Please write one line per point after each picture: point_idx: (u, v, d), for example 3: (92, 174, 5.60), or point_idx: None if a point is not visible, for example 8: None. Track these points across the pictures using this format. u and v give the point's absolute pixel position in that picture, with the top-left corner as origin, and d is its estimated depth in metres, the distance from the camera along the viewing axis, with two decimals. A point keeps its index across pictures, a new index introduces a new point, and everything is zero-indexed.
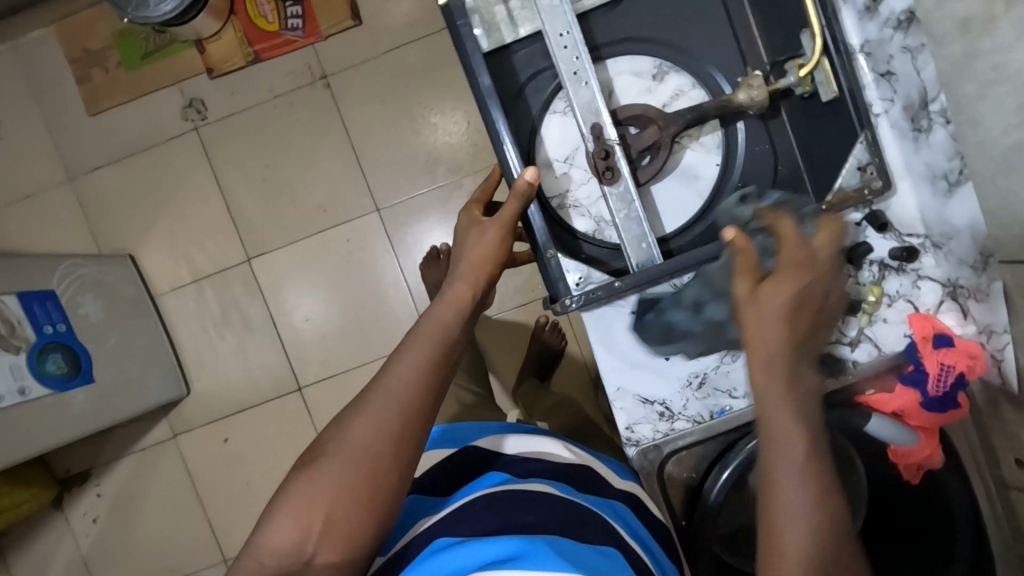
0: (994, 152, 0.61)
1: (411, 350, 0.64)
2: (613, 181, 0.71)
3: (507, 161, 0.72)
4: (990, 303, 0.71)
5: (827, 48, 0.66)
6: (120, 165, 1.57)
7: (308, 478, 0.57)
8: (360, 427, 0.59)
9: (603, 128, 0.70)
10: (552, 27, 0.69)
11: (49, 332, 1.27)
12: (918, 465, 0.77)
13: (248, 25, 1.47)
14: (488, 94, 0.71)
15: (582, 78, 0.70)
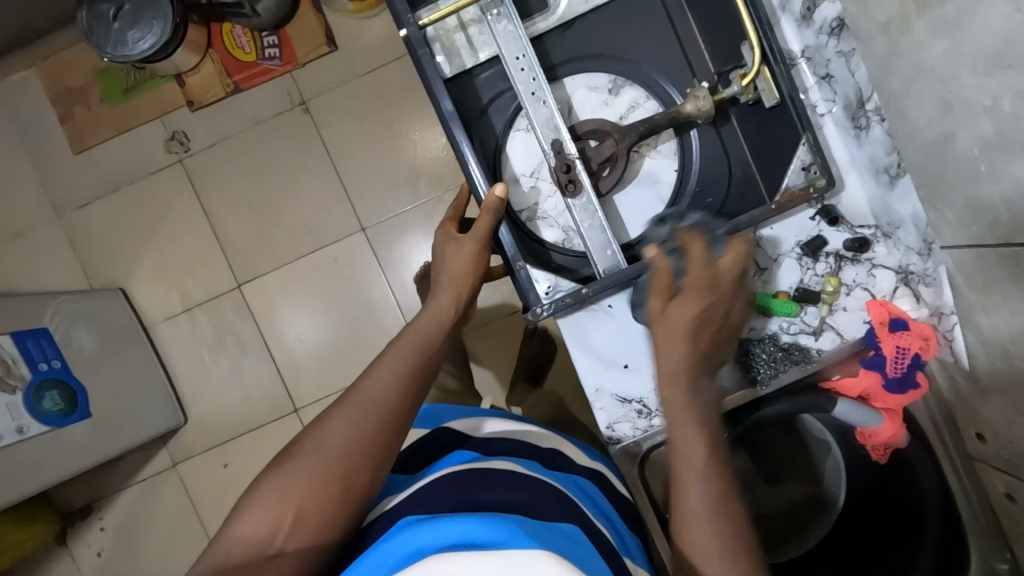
0: (924, 144, 0.65)
1: (396, 358, 0.69)
2: (576, 193, 0.75)
3: (474, 179, 0.76)
4: (938, 286, 0.75)
5: (766, 56, 0.70)
6: (107, 201, 1.60)
7: (283, 473, 0.60)
8: (337, 426, 0.62)
9: (563, 144, 0.74)
10: (509, 51, 0.73)
11: (45, 368, 1.29)
12: (885, 444, 0.81)
13: (225, 55, 1.51)
14: (452, 118, 0.74)
15: (540, 98, 0.74)
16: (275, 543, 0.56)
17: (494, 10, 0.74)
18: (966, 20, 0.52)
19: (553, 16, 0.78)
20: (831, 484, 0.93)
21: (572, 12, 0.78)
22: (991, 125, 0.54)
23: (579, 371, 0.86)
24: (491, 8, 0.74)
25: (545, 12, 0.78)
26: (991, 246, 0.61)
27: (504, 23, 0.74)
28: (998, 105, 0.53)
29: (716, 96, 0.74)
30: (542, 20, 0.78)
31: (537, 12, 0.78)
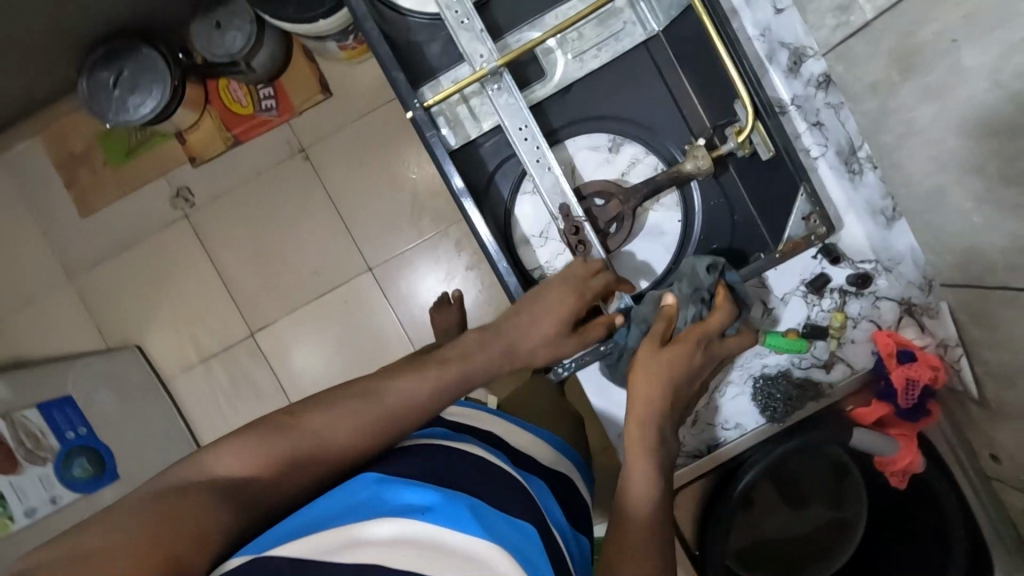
0: (917, 192, 0.68)
1: (413, 378, 0.65)
2: (586, 253, 0.78)
3: (487, 249, 0.79)
4: (941, 319, 0.78)
5: (759, 112, 0.75)
6: (116, 261, 1.63)
7: (240, 435, 0.58)
8: (314, 420, 0.60)
9: (570, 207, 0.77)
10: (511, 123, 0.77)
11: (72, 436, 1.31)
12: (903, 470, 0.83)
13: (223, 109, 1.56)
14: (462, 193, 0.78)
15: (545, 164, 0.77)
16: (234, 492, 0.54)
17: (494, 85, 0.77)
18: (952, 89, 0.55)
19: (551, 83, 0.81)
20: (852, 501, 0.97)
21: (570, 78, 0.81)
22: (982, 182, 0.57)
23: (602, 415, 0.90)
24: (491, 83, 0.77)
25: (542, 80, 0.81)
26: (992, 288, 0.64)
27: (504, 96, 0.77)
28: (988, 166, 0.56)
29: (713, 152, 0.78)
30: (541, 87, 0.81)
31: (535, 80, 0.82)
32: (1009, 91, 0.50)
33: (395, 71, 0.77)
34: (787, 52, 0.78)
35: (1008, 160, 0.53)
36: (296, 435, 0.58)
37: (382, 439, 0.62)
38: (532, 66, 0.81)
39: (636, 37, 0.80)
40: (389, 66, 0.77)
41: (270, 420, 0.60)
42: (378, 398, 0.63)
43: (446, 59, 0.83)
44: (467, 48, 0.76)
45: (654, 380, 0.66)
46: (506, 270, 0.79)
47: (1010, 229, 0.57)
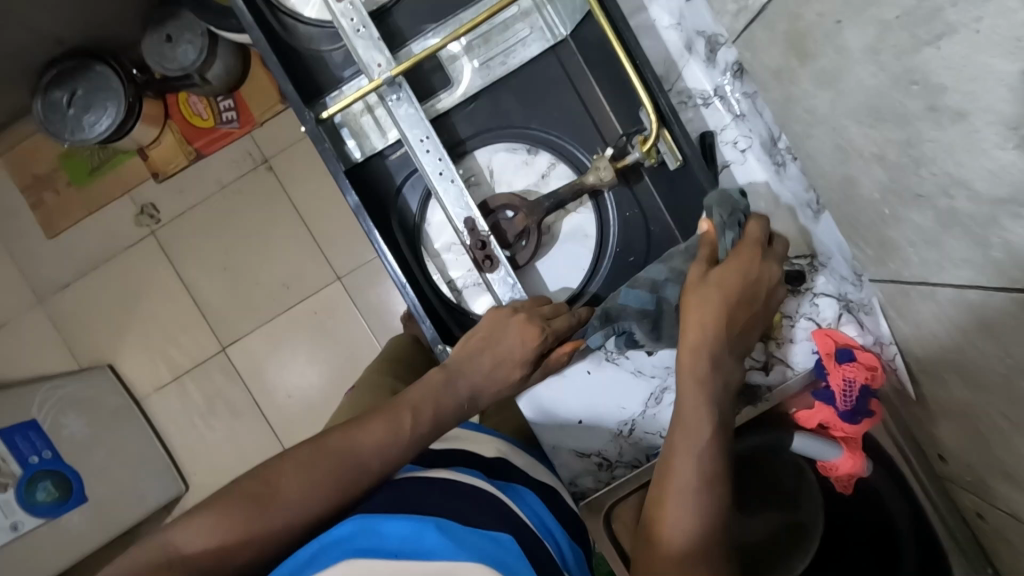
0: (832, 184, 0.64)
1: (382, 425, 0.64)
2: (493, 268, 0.76)
3: (388, 265, 0.76)
4: (875, 316, 0.75)
5: (665, 118, 0.73)
6: (83, 281, 1.57)
7: (218, 503, 0.56)
8: (290, 480, 0.58)
9: (475, 221, 0.75)
10: (412, 134, 0.76)
11: (36, 460, 1.27)
12: (848, 475, 0.78)
13: (184, 123, 1.51)
14: (359, 210, 0.76)
15: (448, 177, 0.76)
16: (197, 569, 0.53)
17: (393, 96, 0.76)
18: (842, 73, 0.51)
19: (458, 92, 0.80)
20: (808, 502, 0.82)
21: (474, 86, 0.80)
22: (885, 173, 0.53)
23: (536, 428, 0.86)
24: (390, 93, 0.76)
25: (449, 88, 0.80)
26: (911, 283, 0.60)
27: (405, 106, 0.76)
28: (886, 155, 0.52)
29: (616, 163, 0.76)
30: (447, 96, 0.80)
31: (442, 88, 0.81)
32: (891, 75, 0.46)
33: (287, 83, 0.75)
34: (703, 41, 0.76)
35: (902, 147, 0.49)
36: (260, 506, 0.57)
37: (352, 492, 0.60)
38: (437, 73, 0.80)
39: (543, 43, 0.79)
40: (280, 79, 0.75)
41: (236, 486, 0.58)
42: (346, 450, 0.61)
43: (351, 68, 0.82)
44: (365, 56, 0.75)
45: (709, 305, 0.65)
46: (404, 287, 0.76)
47: (914, 220, 0.53)
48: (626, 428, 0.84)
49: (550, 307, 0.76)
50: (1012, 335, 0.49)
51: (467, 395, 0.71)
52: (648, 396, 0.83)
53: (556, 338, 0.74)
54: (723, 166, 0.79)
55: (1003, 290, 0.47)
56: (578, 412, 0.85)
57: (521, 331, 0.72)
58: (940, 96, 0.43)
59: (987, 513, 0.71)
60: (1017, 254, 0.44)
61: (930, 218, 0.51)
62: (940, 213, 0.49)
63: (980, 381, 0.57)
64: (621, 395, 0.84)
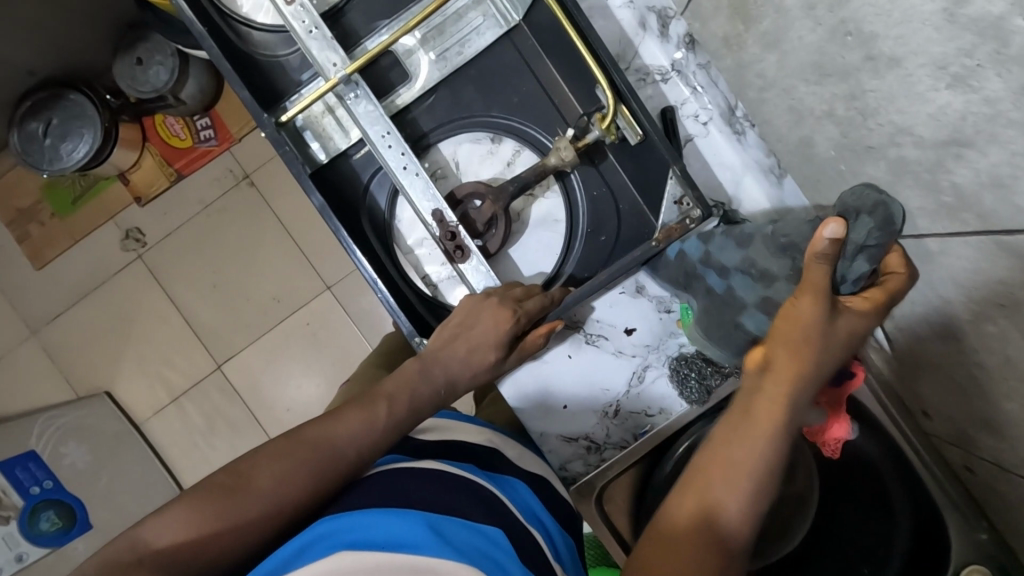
0: (791, 147, 0.64)
1: (358, 414, 0.64)
2: (464, 258, 0.77)
3: (359, 262, 0.76)
4: None
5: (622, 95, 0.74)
6: (75, 310, 1.57)
7: (193, 493, 0.56)
8: (266, 470, 0.58)
9: (443, 213, 0.76)
10: (373, 131, 0.76)
11: (37, 491, 1.29)
12: (836, 440, 0.76)
13: (162, 145, 1.52)
14: (326, 210, 0.75)
15: (412, 170, 0.76)
16: (170, 563, 0.52)
17: (351, 94, 0.76)
18: (782, 32, 0.52)
19: (416, 85, 0.80)
20: (804, 476, 0.82)
21: (432, 79, 0.80)
22: (836, 129, 0.53)
23: (521, 415, 0.85)
24: (348, 92, 0.77)
25: (407, 83, 0.81)
26: None
27: (364, 104, 0.76)
28: (834, 111, 0.52)
29: (578, 142, 0.76)
30: (405, 91, 0.81)
31: (400, 84, 0.81)
32: (827, 28, 0.46)
33: (242, 90, 0.75)
34: (655, 16, 0.78)
35: (847, 101, 0.49)
36: (233, 497, 0.56)
37: (328, 482, 0.60)
38: (395, 69, 0.81)
39: (497, 29, 0.79)
40: (236, 86, 0.75)
41: (207, 480, 0.57)
42: (323, 439, 0.61)
43: (307, 71, 0.83)
44: (319, 57, 0.75)
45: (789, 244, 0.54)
46: (376, 283, 0.76)
47: (870, 174, 0.53)
48: (612, 409, 0.84)
49: (522, 290, 0.77)
50: (973, 279, 0.49)
51: (443, 381, 0.71)
52: (631, 375, 0.84)
53: (528, 319, 0.74)
54: (688, 140, 0.79)
55: (959, 234, 0.47)
56: (564, 397, 0.85)
57: (493, 315, 0.73)
58: (874, 44, 0.43)
59: (975, 464, 0.71)
60: (966, 196, 0.44)
61: (883, 168, 0.51)
62: (891, 163, 0.49)
63: (951, 330, 0.57)
64: (604, 376, 0.84)
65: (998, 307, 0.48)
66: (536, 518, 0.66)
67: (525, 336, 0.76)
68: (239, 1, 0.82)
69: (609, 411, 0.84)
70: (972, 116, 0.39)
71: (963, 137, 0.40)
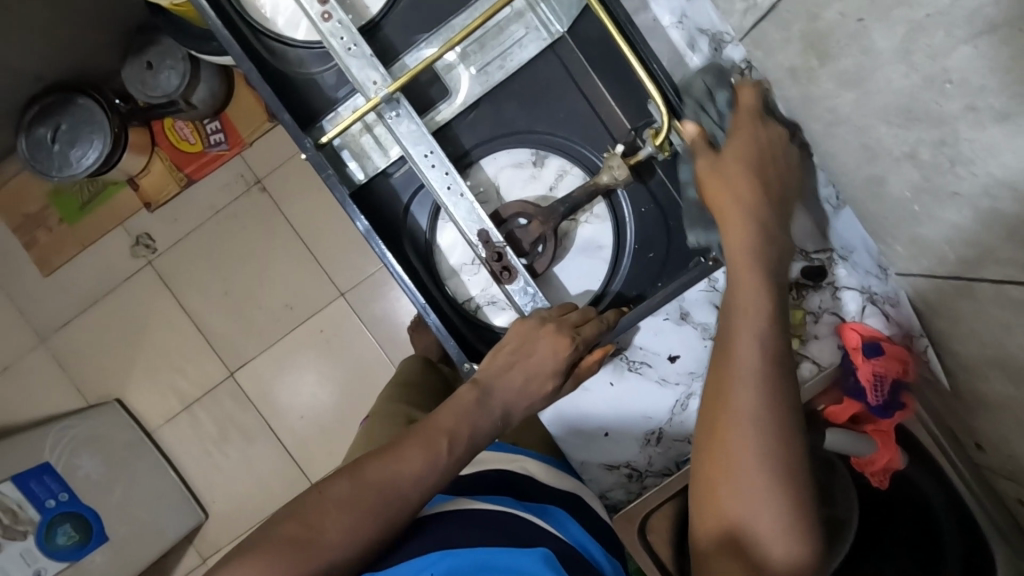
0: (854, 181, 0.62)
1: (418, 452, 0.62)
2: (511, 280, 0.74)
3: (405, 288, 0.74)
4: (901, 307, 0.73)
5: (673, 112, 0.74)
6: (85, 317, 1.54)
7: (265, 544, 0.54)
8: (337, 518, 0.56)
9: (489, 233, 0.73)
10: (416, 151, 0.73)
11: (53, 505, 1.24)
12: (883, 469, 0.77)
13: (173, 151, 1.48)
14: (370, 234, 0.73)
15: (457, 190, 0.74)
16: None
17: (392, 112, 0.74)
18: (864, 72, 0.50)
19: (457, 101, 0.78)
20: (843, 497, 0.81)
21: (473, 95, 0.78)
22: (916, 172, 0.51)
23: (562, 443, 0.84)
24: (388, 110, 0.73)
25: (447, 99, 0.78)
26: (944, 277, 0.59)
27: (406, 123, 0.73)
28: (917, 154, 0.50)
29: (630, 159, 0.75)
30: (445, 107, 0.78)
31: (440, 100, 0.78)
32: (923, 75, 0.44)
33: (283, 113, 0.72)
34: (706, 38, 0.71)
35: (936, 147, 0.47)
36: (305, 547, 0.54)
37: (394, 526, 0.58)
38: (435, 85, 0.78)
39: (540, 42, 0.77)
40: (276, 109, 0.72)
41: (273, 531, 0.55)
42: (387, 480, 0.59)
43: (344, 88, 0.80)
44: (358, 75, 0.72)
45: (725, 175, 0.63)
46: (426, 309, 0.74)
47: (950, 219, 0.51)
48: (654, 437, 0.83)
49: (577, 313, 0.74)
50: None
51: (500, 411, 0.69)
52: (674, 403, 0.82)
53: (586, 346, 0.72)
54: None
55: None
56: (604, 423, 0.83)
57: (550, 343, 0.70)
58: (980, 95, 0.41)
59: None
60: None
61: (969, 216, 0.49)
62: (980, 212, 0.48)
63: (1022, 375, 0.56)
64: (649, 404, 0.83)
65: None
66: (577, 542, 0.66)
67: (579, 362, 0.74)
68: (273, 17, 0.79)
69: (651, 440, 0.82)
70: None
71: None
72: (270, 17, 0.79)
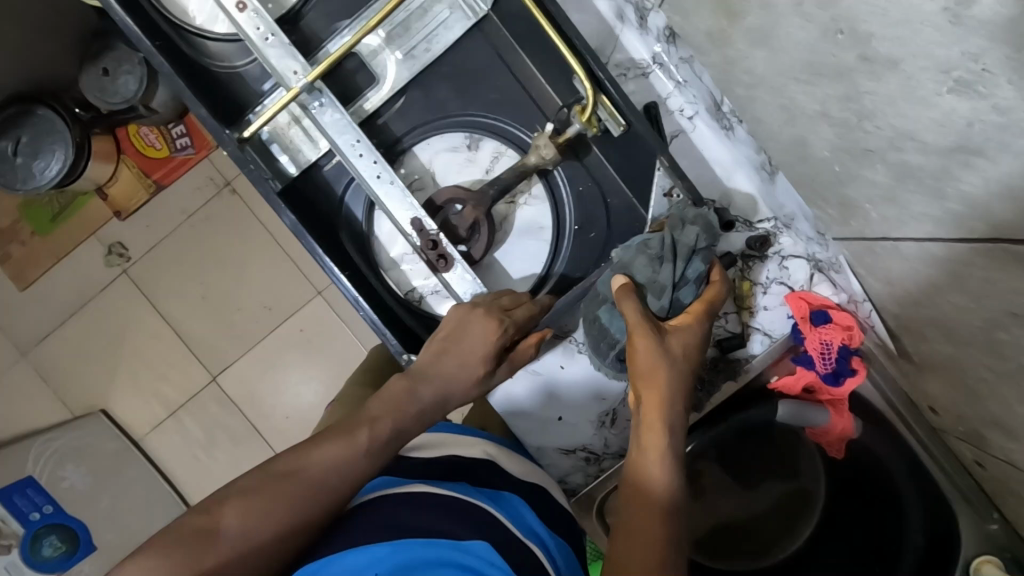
0: (783, 145, 0.61)
1: (340, 440, 0.56)
2: (448, 267, 0.72)
3: (338, 281, 0.73)
4: (845, 273, 0.72)
5: (602, 86, 0.70)
6: (64, 330, 1.41)
7: (161, 543, 0.48)
8: (239, 513, 0.50)
9: (423, 221, 0.72)
10: (343, 140, 0.71)
11: (38, 517, 1.23)
12: (839, 438, 0.77)
13: (140, 157, 1.35)
14: (298, 228, 0.71)
15: (386, 179, 0.71)
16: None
17: (316, 102, 0.72)
18: (772, 31, 0.49)
19: (384, 89, 0.76)
20: (808, 470, 0.84)
21: (401, 79, 0.76)
22: (832, 130, 0.50)
23: (518, 428, 0.83)
24: (312, 101, 0.72)
25: (374, 86, 0.76)
26: (875, 239, 0.57)
27: (331, 112, 0.71)
28: (829, 112, 0.49)
29: (559, 137, 0.72)
30: (374, 94, 0.76)
31: (367, 87, 0.76)
32: (819, 27, 0.43)
33: (199, 106, 0.70)
34: (632, 7, 0.74)
35: (843, 102, 0.47)
36: (208, 543, 0.48)
37: (311, 518, 0.53)
38: (361, 72, 0.76)
39: (465, 21, 0.75)
40: (193, 103, 0.70)
41: (172, 530, 0.49)
42: (304, 469, 0.54)
43: (269, 81, 0.79)
44: (278, 66, 0.71)
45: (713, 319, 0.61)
46: (359, 301, 0.72)
47: (869, 176, 0.50)
48: (609, 417, 0.82)
49: (510, 298, 0.72)
50: (981, 284, 0.46)
51: (433, 399, 0.63)
52: (628, 381, 0.81)
53: (517, 329, 0.70)
54: (672, 137, 0.77)
55: (967, 241, 0.44)
56: (559, 408, 0.82)
57: (482, 328, 0.67)
58: (869, 45, 0.40)
59: (986, 461, 0.66)
60: (975, 205, 0.41)
61: (883, 172, 0.48)
62: (892, 167, 0.46)
63: (958, 333, 0.54)
64: (599, 388, 0.82)
65: (1009, 316, 0.45)
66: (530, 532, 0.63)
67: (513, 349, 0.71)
68: (191, 13, 0.78)
69: (605, 421, 0.81)
70: (981, 123, 0.36)
71: (970, 144, 0.37)
72: (193, 14, 0.78)
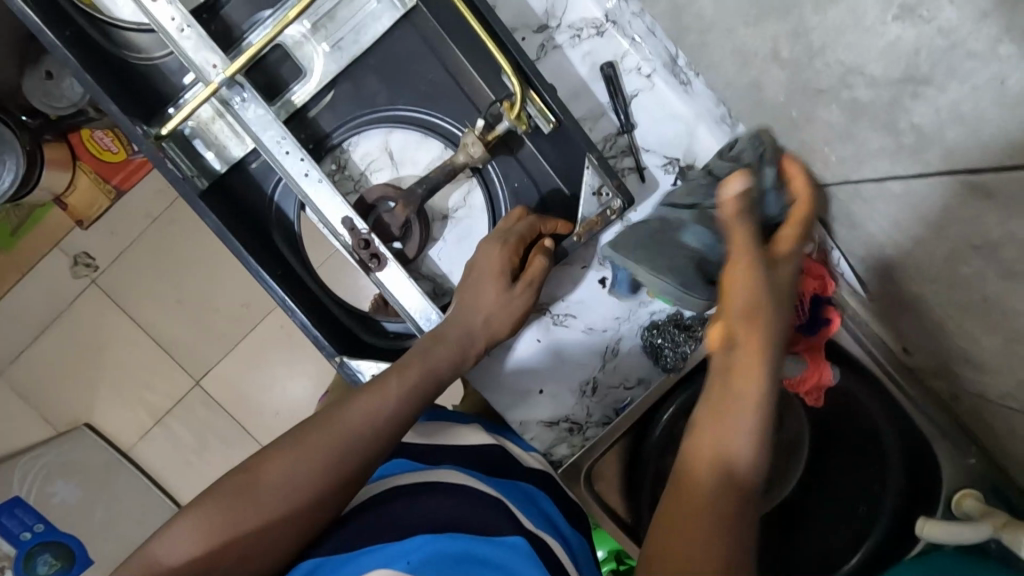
0: (740, 94, 0.60)
1: (373, 395, 0.60)
2: (381, 267, 0.70)
3: (269, 285, 0.73)
4: (811, 224, 0.72)
5: (529, 80, 0.69)
6: (38, 346, 1.34)
7: (211, 495, 0.53)
8: (281, 465, 0.55)
9: (353, 220, 0.69)
10: (267, 137, 0.69)
11: (28, 536, 1.27)
12: (816, 387, 0.75)
13: (97, 163, 1.23)
14: (223, 230, 0.71)
15: (314, 177, 0.69)
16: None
17: (237, 97, 0.69)
18: None
19: (311, 82, 0.73)
20: (793, 418, 0.83)
21: (329, 73, 0.73)
22: (785, 73, 0.50)
23: (500, 407, 0.81)
24: (234, 96, 0.69)
25: (301, 80, 0.74)
26: (838, 183, 0.56)
27: (253, 108, 0.69)
28: (779, 52, 0.49)
29: (488, 134, 0.71)
30: (300, 88, 0.73)
31: (293, 81, 0.74)
32: None
33: (110, 103, 0.68)
34: None
35: (792, 41, 0.46)
36: (244, 497, 0.53)
37: (349, 465, 0.56)
38: (286, 64, 0.74)
39: (393, 12, 0.72)
40: (104, 100, 0.68)
41: (218, 485, 0.54)
42: (342, 421, 0.58)
43: (189, 74, 0.75)
44: (196, 58, 0.67)
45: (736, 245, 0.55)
46: (290, 305, 0.72)
47: (825, 118, 0.49)
48: (589, 387, 0.81)
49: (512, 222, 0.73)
50: (941, 219, 0.45)
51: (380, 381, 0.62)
52: (605, 348, 0.81)
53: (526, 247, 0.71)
54: (632, 96, 0.76)
55: (921, 176, 0.44)
56: (538, 381, 0.81)
57: (493, 259, 0.69)
58: None
59: (960, 396, 0.67)
60: (927, 136, 0.40)
61: (837, 113, 0.47)
62: (846, 105, 0.45)
63: (924, 272, 0.53)
64: (577, 355, 0.81)
65: (972, 248, 0.44)
66: (551, 525, 0.63)
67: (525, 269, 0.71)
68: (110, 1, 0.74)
69: (586, 390, 0.81)
70: (926, 49, 0.35)
71: (918, 74, 0.37)
72: (108, 2, 0.74)
